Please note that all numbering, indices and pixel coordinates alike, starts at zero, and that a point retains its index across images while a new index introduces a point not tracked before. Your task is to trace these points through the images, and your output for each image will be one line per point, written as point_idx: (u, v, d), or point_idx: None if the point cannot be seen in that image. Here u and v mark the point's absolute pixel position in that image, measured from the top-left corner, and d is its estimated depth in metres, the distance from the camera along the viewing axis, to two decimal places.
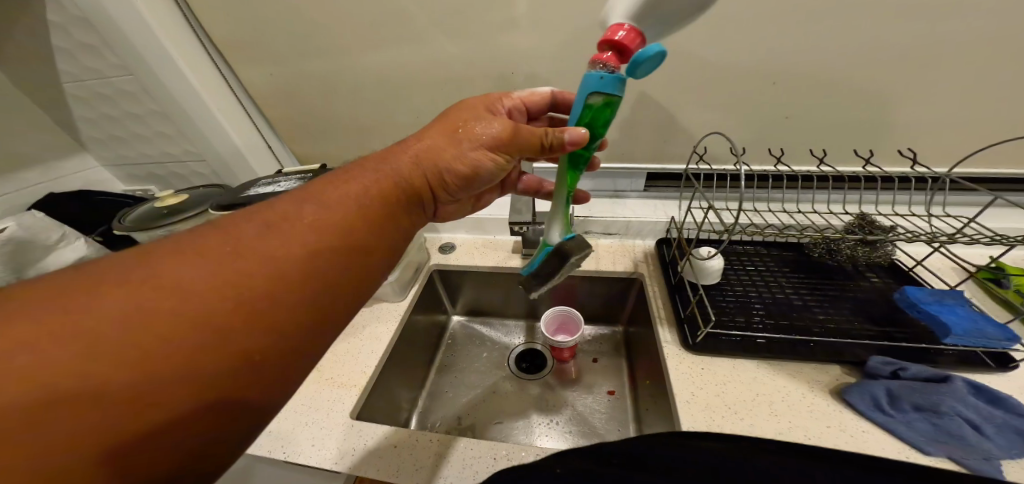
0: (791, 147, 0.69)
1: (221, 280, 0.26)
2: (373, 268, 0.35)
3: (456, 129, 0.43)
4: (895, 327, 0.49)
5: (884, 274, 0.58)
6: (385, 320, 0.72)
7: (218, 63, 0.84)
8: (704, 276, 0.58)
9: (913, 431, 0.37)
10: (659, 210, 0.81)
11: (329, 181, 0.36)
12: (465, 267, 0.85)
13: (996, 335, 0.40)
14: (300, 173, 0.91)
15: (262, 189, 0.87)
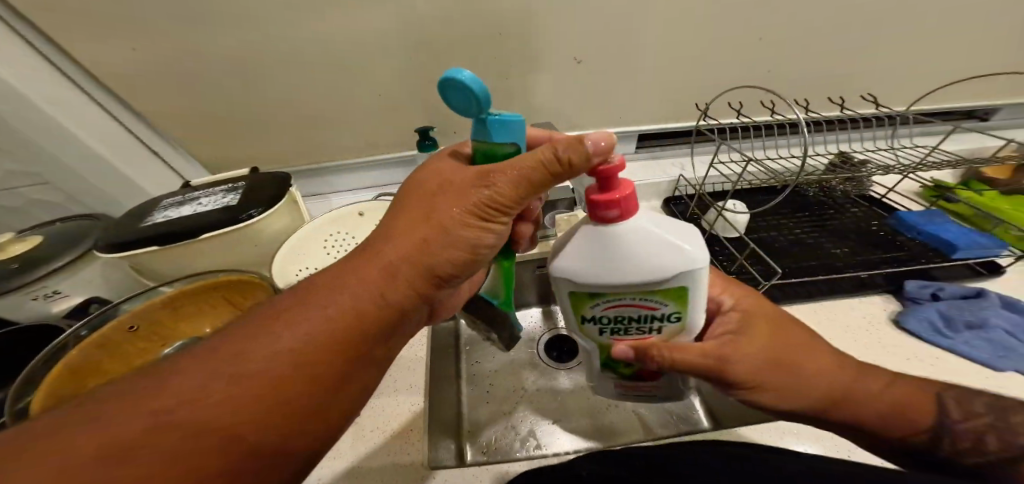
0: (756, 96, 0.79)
1: (207, 413, 0.24)
2: (346, 399, 0.31)
3: (430, 196, 0.37)
4: (896, 250, 0.60)
5: (860, 205, 0.69)
6: (410, 360, 0.71)
7: (36, 43, 0.60)
8: (731, 229, 0.63)
9: (973, 346, 0.46)
10: (656, 171, 0.83)
11: (291, 305, 0.31)
12: None
13: (990, 245, 0.55)
14: (226, 182, 0.67)
15: (171, 211, 0.63)
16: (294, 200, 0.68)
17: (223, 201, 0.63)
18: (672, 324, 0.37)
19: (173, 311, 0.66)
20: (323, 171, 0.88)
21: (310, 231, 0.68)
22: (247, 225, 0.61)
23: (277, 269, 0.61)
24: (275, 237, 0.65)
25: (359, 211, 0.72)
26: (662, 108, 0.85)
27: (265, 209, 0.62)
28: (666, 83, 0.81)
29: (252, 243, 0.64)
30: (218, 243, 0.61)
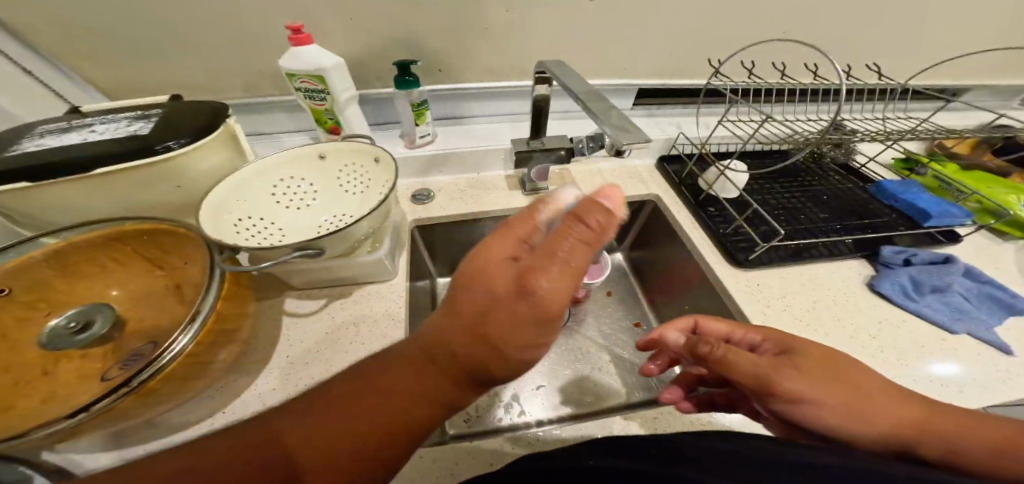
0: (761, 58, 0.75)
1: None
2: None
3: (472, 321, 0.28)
4: (871, 217, 0.62)
5: (843, 174, 0.71)
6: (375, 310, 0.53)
7: None
8: (732, 188, 0.62)
9: (934, 311, 0.48)
10: (656, 128, 0.77)
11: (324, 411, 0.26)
12: (459, 215, 0.65)
13: (962, 215, 0.56)
14: (138, 108, 0.49)
15: (45, 138, 0.43)
16: (233, 136, 0.51)
17: (126, 130, 0.45)
18: (316, 74, 0.53)
19: (51, 271, 0.44)
20: (260, 106, 0.66)
21: (254, 170, 0.50)
22: (167, 159, 0.44)
23: (209, 218, 0.44)
24: (204, 180, 0.48)
25: (320, 153, 0.55)
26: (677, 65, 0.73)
27: (192, 140, 0.45)
28: (691, 37, 0.69)
29: (172, 183, 0.46)
30: (123, 182, 0.43)
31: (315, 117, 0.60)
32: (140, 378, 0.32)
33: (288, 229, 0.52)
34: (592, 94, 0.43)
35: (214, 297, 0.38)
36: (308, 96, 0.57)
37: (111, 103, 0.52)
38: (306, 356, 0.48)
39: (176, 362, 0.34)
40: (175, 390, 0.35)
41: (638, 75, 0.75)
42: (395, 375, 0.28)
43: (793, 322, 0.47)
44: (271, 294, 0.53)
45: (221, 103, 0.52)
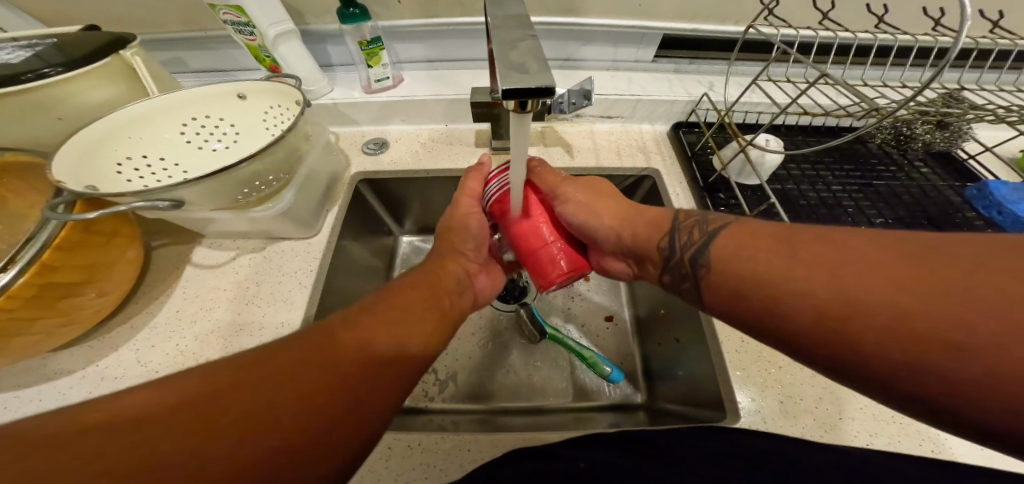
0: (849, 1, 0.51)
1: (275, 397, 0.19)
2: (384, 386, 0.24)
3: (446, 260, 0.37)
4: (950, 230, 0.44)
5: (933, 165, 0.51)
6: (290, 271, 0.45)
7: None
8: (756, 171, 0.46)
9: None
10: (676, 86, 0.59)
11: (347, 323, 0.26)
12: (406, 172, 0.55)
13: None
14: (36, 37, 0.44)
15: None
16: (136, 71, 0.45)
17: (6, 58, 0.39)
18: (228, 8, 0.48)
19: None
20: (213, 41, 0.62)
21: (147, 105, 0.43)
22: (42, 88, 0.38)
23: (69, 165, 0.37)
24: (99, 113, 0.43)
25: (241, 91, 0.48)
26: (713, 2, 0.54)
27: (68, 68, 0.39)
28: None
29: (51, 115, 0.41)
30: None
31: (254, 53, 0.56)
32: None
33: (194, 171, 0.47)
34: (511, 19, 0.33)
35: (40, 245, 0.31)
36: (237, 31, 0.52)
37: (26, 32, 0.48)
38: (198, 313, 0.42)
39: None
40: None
41: (659, 16, 0.56)
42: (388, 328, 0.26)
43: (771, 353, 0.41)
44: (181, 242, 0.48)
45: (130, 33, 0.45)
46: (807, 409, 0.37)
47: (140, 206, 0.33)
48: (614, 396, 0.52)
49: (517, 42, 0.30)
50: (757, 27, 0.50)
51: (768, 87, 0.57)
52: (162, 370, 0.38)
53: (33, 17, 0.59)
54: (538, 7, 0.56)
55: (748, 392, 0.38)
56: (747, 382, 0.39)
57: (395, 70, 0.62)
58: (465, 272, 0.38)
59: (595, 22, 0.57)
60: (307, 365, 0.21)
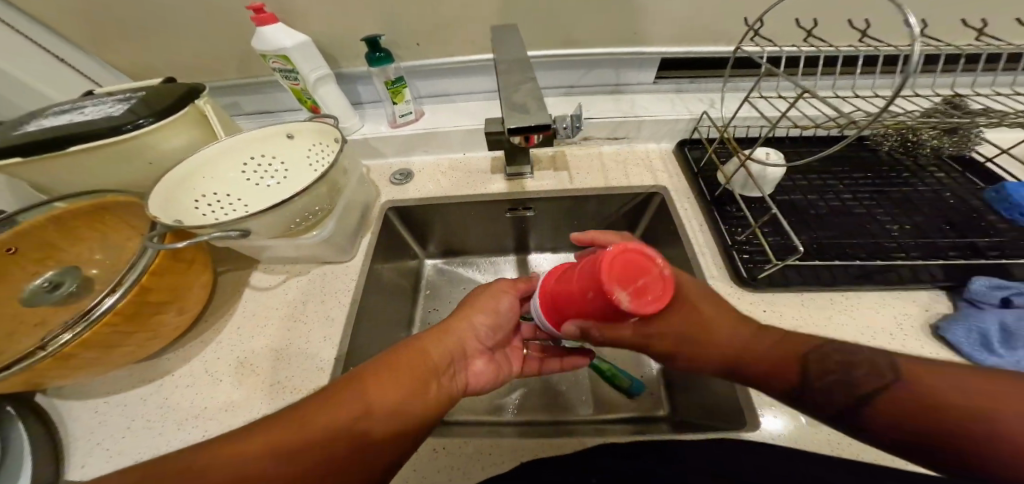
0: (830, 18, 0.54)
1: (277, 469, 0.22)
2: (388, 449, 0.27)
3: (446, 338, 0.36)
4: (975, 234, 0.44)
5: (951, 171, 0.51)
6: (332, 290, 0.51)
7: None
8: (758, 184, 0.48)
9: None
10: (678, 106, 0.62)
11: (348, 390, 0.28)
12: (430, 199, 0.60)
13: None
14: (127, 91, 0.53)
15: (43, 119, 0.47)
16: (207, 116, 0.54)
17: (109, 111, 0.47)
18: (278, 58, 0.56)
19: (65, 232, 0.49)
20: (261, 86, 0.71)
21: (216, 150, 0.51)
22: (135, 138, 0.46)
23: (159, 202, 0.45)
24: (177, 156, 0.51)
25: (289, 132, 0.55)
26: (707, 26, 0.58)
27: (157, 119, 0.47)
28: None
29: (142, 160, 0.49)
30: (93, 159, 0.46)
31: (297, 96, 0.64)
32: (61, 340, 0.34)
33: (253, 205, 0.54)
34: (517, 63, 0.38)
35: (140, 271, 0.39)
36: (284, 77, 0.60)
37: (115, 88, 0.57)
38: (255, 329, 0.48)
39: (92, 330, 0.35)
40: (100, 353, 0.37)
41: (656, 41, 0.61)
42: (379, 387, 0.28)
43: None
44: (241, 267, 0.55)
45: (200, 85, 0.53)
46: (831, 417, 0.37)
47: (218, 235, 0.40)
48: (634, 409, 0.54)
49: (518, 86, 0.36)
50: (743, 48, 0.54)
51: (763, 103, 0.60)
52: (229, 376, 0.44)
53: (117, 73, 0.69)
54: (544, 42, 0.61)
55: (768, 401, 0.39)
56: (762, 390, 0.40)
57: (417, 105, 0.69)
58: (461, 344, 0.36)
59: (595, 51, 0.62)
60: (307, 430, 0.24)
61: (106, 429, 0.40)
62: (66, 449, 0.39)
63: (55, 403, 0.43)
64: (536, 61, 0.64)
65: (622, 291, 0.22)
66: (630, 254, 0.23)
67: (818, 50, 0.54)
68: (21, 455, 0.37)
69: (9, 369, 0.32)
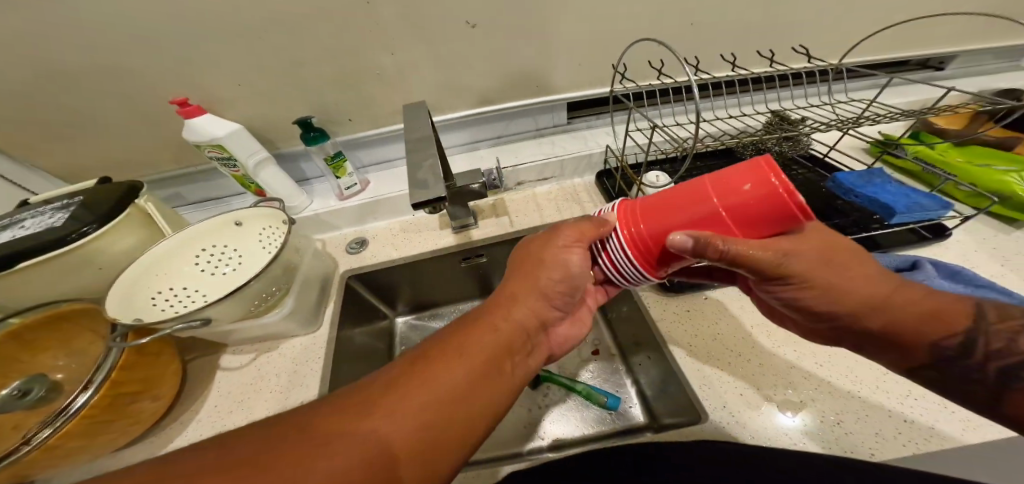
0: (670, 57, 0.68)
1: (363, 448, 0.25)
2: (462, 428, 0.29)
3: (520, 301, 0.38)
4: (835, 216, 0.53)
5: (806, 167, 0.62)
6: (300, 362, 0.53)
7: None
8: None
9: None
10: (592, 141, 0.72)
11: (424, 369, 0.30)
12: (386, 263, 0.65)
13: (934, 206, 0.47)
14: (65, 197, 0.54)
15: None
16: (148, 213, 0.56)
17: (48, 221, 0.49)
18: (211, 148, 0.60)
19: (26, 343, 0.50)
20: (205, 174, 0.74)
21: (167, 246, 0.54)
22: (83, 245, 0.48)
23: (115, 305, 0.47)
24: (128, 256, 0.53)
25: (237, 220, 0.59)
26: (597, 73, 0.69)
27: (103, 224, 0.49)
28: (602, 40, 0.64)
29: (94, 266, 0.51)
30: (41, 274, 0.47)
31: (240, 182, 0.67)
32: (40, 436, 0.38)
33: (212, 293, 0.56)
34: (426, 140, 0.45)
35: (109, 367, 0.43)
36: (223, 165, 0.64)
37: (54, 192, 0.58)
38: (232, 405, 0.49)
39: (73, 421, 0.39)
40: (78, 445, 0.40)
41: (560, 91, 0.71)
42: (446, 370, 0.30)
43: (718, 351, 0.47)
44: (211, 351, 0.57)
45: (141, 183, 0.56)
46: (764, 397, 0.42)
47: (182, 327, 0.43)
48: (615, 423, 0.56)
49: (423, 160, 0.43)
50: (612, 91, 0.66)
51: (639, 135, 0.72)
52: None
53: (58, 178, 0.70)
54: (466, 106, 0.70)
55: (705, 389, 0.44)
56: (703, 384, 0.44)
57: (363, 176, 0.75)
58: (531, 313, 0.38)
59: (511, 105, 0.71)
60: (383, 411, 0.27)
61: None
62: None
63: None
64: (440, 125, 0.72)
65: (791, 186, 0.26)
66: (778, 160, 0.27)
67: (668, 84, 0.67)
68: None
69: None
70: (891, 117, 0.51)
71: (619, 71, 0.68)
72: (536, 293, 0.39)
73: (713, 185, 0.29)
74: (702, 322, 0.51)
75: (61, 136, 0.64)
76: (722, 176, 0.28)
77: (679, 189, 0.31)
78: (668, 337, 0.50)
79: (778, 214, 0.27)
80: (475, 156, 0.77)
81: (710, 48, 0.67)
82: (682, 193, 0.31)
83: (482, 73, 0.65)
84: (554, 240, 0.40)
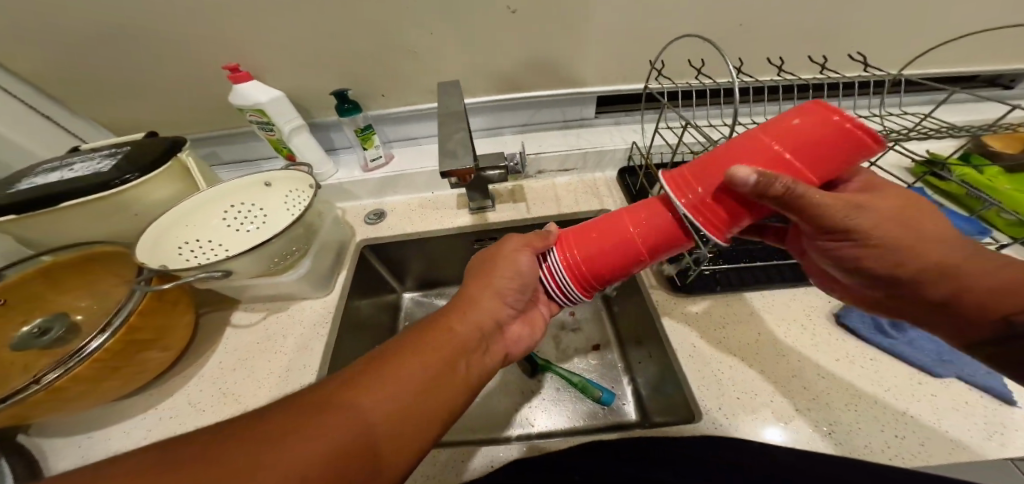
0: (713, 56, 0.67)
1: (301, 454, 0.24)
2: (409, 432, 0.29)
3: (473, 303, 0.39)
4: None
5: None
6: (309, 324, 0.54)
7: None
8: None
9: (914, 349, 0.44)
10: (618, 137, 0.71)
11: (370, 375, 0.30)
12: (402, 236, 0.65)
13: (971, 231, 0.46)
14: (112, 147, 0.57)
15: (33, 177, 0.50)
16: (187, 168, 0.57)
17: (96, 166, 0.50)
18: (251, 108, 0.61)
19: (51, 283, 0.53)
20: (235, 135, 0.75)
21: (197, 201, 0.55)
22: (120, 193, 0.50)
23: (144, 249, 0.49)
24: (158, 207, 0.55)
25: (266, 180, 0.60)
26: (631, 68, 0.68)
27: (144, 174, 0.51)
28: (642, 34, 0.62)
29: (128, 213, 0.52)
30: (76, 216, 0.49)
31: (273, 145, 0.69)
32: (49, 377, 0.39)
33: (233, 248, 0.58)
34: (458, 115, 0.45)
35: (128, 312, 0.44)
36: (261, 128, 0.65)
37: (99, 143, 0.61)
38: (235, 363, 0.51)
39: (83, 364, 0.41)
40: (87, 388, 0.42)
41: (591, 84, 0.70)
42: (396, 373, 0.31)
43: (721, 354, 0.46)
44: (222, 307, 0.59)
45: (183, 137, 0.57)
46: (764, 403, 0.41)
47: (205, 276, 0.44)
48: (607, 418, 0.56)
49: (452, 133, 0.43)
50: (648, 85, 0.66)
51: (667, 134, 0.72)
52: (211, 407, 0.47)
53: (96, 127, 0.72)
54: (495, 89, 0.70)
55: (708, 391, 0.43)
56: (702, 383, 0.44)
57: (387, 150, 0.76)
58: (488, 317, 0.39)
59: (541, 93, 0.71)
60: (327, 414, 0.27)
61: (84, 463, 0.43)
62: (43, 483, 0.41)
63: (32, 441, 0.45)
64: (473, 107, 0.72)
65: (849, 118, 0.26)
66: (829, 102, 0.27)
67: (706, 85, 0.66)
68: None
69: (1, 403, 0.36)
70: (940, 134, 0.49)
71: (657, 66, 0.67)
72: (492, 295, 0.40)
73: (764, 134, 0.28)
74: (712, 326, 0.50)
75: (102, 88, 0.65)
76: (774, 122, 0.28)
77: (725, 146, 0.30)
78: (673, 333, 0.49)
79: (842, 148, 0.26)
80: (499, 141, 0.77)
81: (752, 49, 0.66)
82: (732, 147, 0.30)
83: (516, 58, 0.65)
84: (504, 245, 0.42)
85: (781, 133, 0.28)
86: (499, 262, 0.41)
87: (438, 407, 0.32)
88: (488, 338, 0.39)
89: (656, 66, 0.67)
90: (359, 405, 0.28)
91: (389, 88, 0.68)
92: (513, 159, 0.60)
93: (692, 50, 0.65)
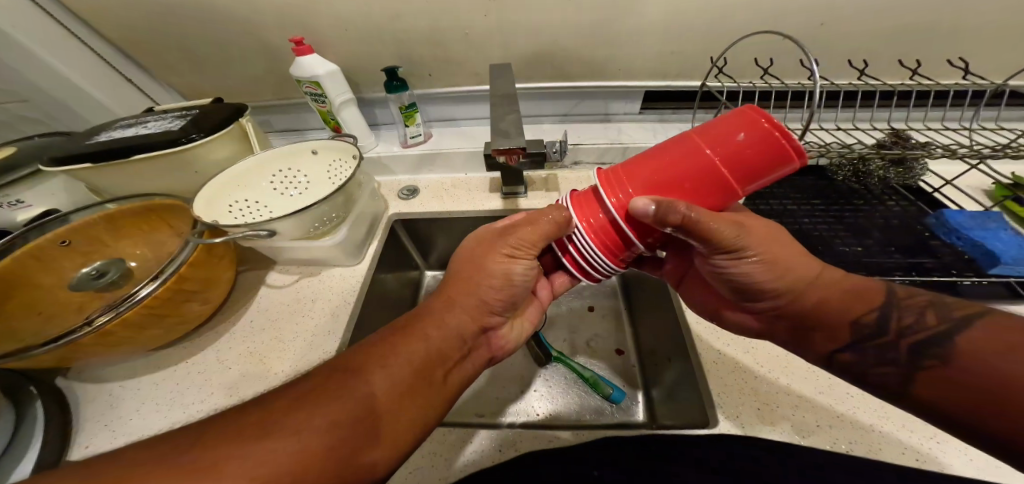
0: (781, 55, 0.63)
1: (278, 456, 0.25)
2: (386, 436, 0.30)
3: (456, 306, 0.40)
4: (922, 256, 0.48)
5: (902, 197, 0.56)
6: (340, 290, 0.57)
7: None
8: None
9: None
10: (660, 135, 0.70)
11: (346, 377, 0.31)
12: (432, 215, 0.67)
13: None
14: (182, 109, 0.61)
15: (112, 131, 0.54)
16: (246, 131, 0.61)
17: (167, 126, 0.54)
18: (310, 79, 0.62)
19: (110, 231, 0.57)
20: (286, 105, 0.79)
21: (250, 163, 0.58)
22: (186, 150, 0.53)
23: (201, 202, 0.52)
24: (217, 165, 0.58)
25: (313, 149, 0.63)
26: (684, 65, 0.66)
27: (207, 134, 0.54)
28: (703, 27, 0.59)
29: (191, 169, 0.56)
30: (145, 168, 0.53)
31: (322, 116, 0.71)
32: (99, 321, 0.42)
33: (277, 210, 0.61)
34: (508, 96, 0.45)
35: (180, 262, 0.47)
36: (313, 99, 0.67)
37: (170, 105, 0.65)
38: (265, 322, 0.54)
39: (133, 310, 0.44)
40: (130, 333, 0.45)
41: (640, 77, 0.69)
42: (372, 374, 0.32)
43: (748, 364, 0.45)
44: (258, 267, 0.62)
45: (243, 105, 0.61)
46: (785, 416, 0.40)
47: (253, 234, 0.47)
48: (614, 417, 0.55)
49: (504, 114, 0.43)
50: (705, 81, 0.63)
51: None
52: (237, 364, 0.50)
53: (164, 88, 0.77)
54: (543, 76, 0.70)
55: (729, 401, 0.42)
56: (725, 392, 0.43)
57: (427, 129, 0.77)
58: (468, 321, 0.40)
59: (589, 84, 0.70)
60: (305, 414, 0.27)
61: (115, 411, 0.46)
62: (75, 424, 0.45)
63: (72, 386, 0.49)
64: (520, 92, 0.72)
65: (783, 129, 0.28)
66: (763, 109, 0.29)
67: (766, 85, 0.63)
68: (31, 428, 0.44)
69: (58, 340, 0.40)
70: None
71: (718, 64, 0.64)
72: (477, 293, 0.41)
73: (707, 138, 0.30)
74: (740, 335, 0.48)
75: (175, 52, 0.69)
76: (716, 127, 0.30)
77: (667, 148, 0.33)
78: (699, 337, 0.48)
79: (774, 160, 0.28)
80: (538, 129, 0.77)
81: (822, 50, 0.62)
82: (677, 149, 0.32)
83: (569, 46, 0.64)
84: (497, 248, 0.41)
85: (711, 140, 0.30)
86: (477, 262, 0.42)
87: (414, 412, 0.32)
88: (470, 338, 0.40)
89: (716, 62, 0.64)
90: (336, 408, 0.29)
91: (439, 68, 0.69)
92: (553, 147, 0.60)
93: (757, 47, 0.62)
